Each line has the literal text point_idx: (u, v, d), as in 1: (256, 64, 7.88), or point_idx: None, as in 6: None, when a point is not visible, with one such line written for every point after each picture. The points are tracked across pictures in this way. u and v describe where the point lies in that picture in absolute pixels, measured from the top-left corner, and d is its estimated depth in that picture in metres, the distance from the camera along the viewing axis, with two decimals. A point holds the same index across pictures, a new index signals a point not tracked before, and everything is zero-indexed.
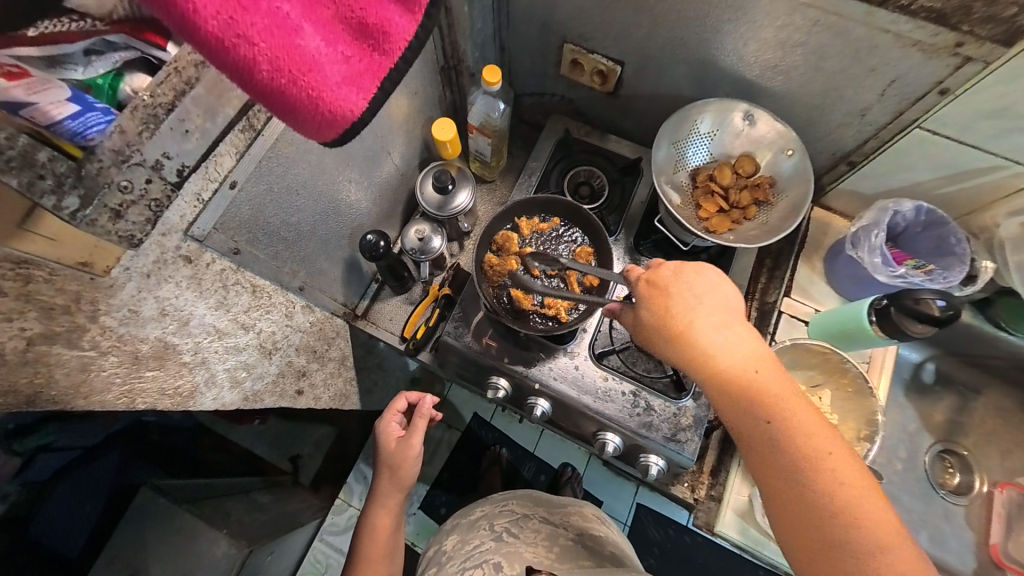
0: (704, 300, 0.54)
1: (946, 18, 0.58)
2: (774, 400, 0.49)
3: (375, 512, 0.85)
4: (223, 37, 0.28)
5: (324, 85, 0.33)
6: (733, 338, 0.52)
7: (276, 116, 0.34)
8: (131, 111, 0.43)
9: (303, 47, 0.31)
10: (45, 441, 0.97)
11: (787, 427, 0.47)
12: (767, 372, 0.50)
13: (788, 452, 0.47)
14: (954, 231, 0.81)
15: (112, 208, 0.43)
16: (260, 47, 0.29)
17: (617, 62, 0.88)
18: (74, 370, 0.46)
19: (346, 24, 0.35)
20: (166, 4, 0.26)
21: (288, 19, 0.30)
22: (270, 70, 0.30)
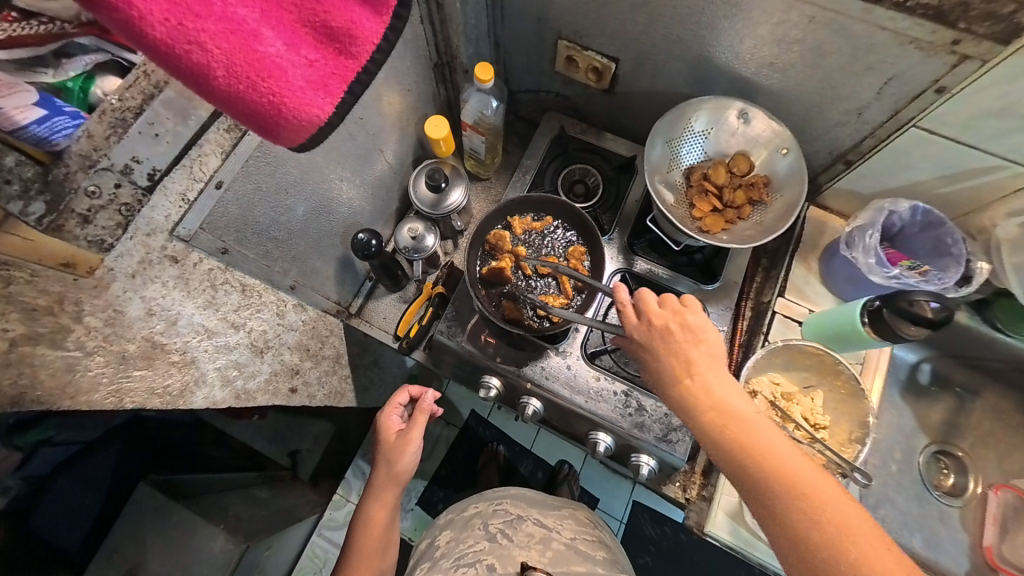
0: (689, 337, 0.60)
1: (944, 15, 0.57)
2: (751, 428, 0.53)
3: (371, 505, 0.85)
4: (174, 43, 0.29)
5: (286, 89, 0.33)
6: (715, 372, 0.57)
7: (239, 121, 0.35)
8: (100, 116, 0.47)
9: (262, 51, 0.32)
10: (45, 436, 0.97)
11: (767, 453, 0.51)
12: (738, 402, 0.55)
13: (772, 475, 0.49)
14: (951, 232, 0.80)
15: (79, 213, 0.46)
16: (214, 52, 0.30)
17: (612, 59, 0.87)
18: (59, 370, 0.47)
19: (311, 27, 0.35)
20: (111, 10, 0.27)
21: (245, 24, 0.31)
22: (226, 76, 0.31)
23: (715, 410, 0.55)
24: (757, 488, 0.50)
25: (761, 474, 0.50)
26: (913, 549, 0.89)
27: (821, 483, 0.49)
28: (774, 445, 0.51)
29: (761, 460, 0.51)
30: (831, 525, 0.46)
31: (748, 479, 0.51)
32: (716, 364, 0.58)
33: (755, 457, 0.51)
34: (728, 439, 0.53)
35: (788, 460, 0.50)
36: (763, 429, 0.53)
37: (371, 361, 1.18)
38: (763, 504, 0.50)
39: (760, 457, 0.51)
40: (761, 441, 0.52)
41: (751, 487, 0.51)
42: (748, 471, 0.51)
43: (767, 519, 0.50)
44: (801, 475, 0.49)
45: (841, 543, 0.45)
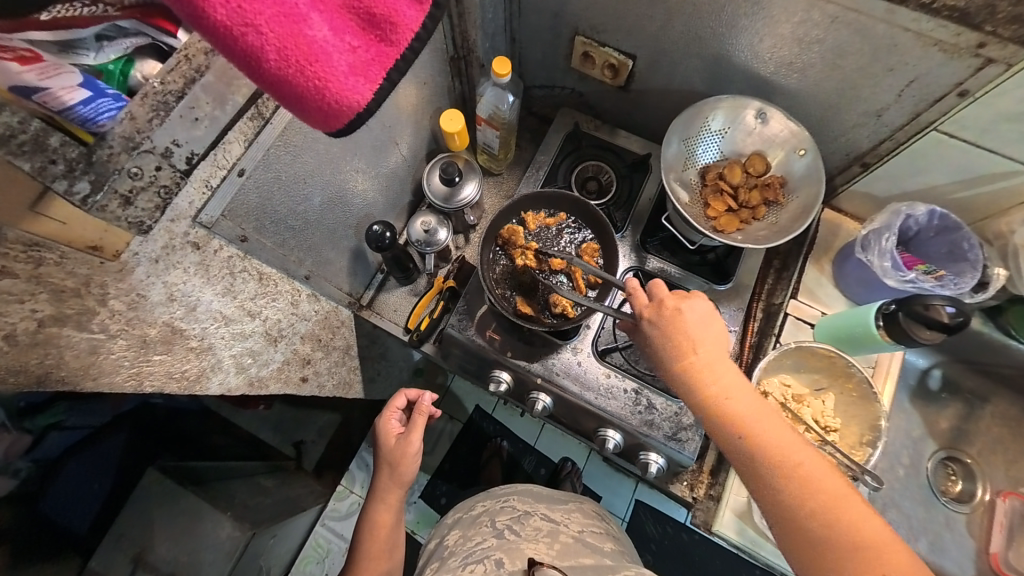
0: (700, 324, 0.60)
1: (970, 18, 0.57)
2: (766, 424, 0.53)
3: (375, 508, 0.85)
4: (231, 25, 0.29)
5: (331, 75, 0.34)
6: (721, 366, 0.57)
7: (283, 106, 0.35)
8: (141, 98, 0.44)
9: (311, 36, 0.32)
10: (55, 420, 1.01)
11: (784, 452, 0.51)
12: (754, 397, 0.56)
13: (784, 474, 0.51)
14: (968, 237, 0.79)
15: (122, 194, 0.44)
16: (267, 36, 0.30)
17: (629, 56, 0.87)
18: (83, 352, 0.47)
19: (354, 13, 0.35)
20: None
21: (295, 8, 0.31)
22: (277, 59, 0.31)
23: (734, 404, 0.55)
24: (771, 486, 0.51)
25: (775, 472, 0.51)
26: (918, 554, 0.89)
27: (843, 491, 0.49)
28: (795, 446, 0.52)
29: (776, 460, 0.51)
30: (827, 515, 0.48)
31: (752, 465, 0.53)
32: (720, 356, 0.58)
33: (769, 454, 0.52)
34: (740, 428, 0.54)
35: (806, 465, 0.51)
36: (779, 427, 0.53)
37: (379, 353, 1.18)
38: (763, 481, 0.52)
39: (777, 459, 0.51)
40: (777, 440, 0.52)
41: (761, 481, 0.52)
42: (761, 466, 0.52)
43: (778, 518, 0.51)
44: (823, 482, 0.50)
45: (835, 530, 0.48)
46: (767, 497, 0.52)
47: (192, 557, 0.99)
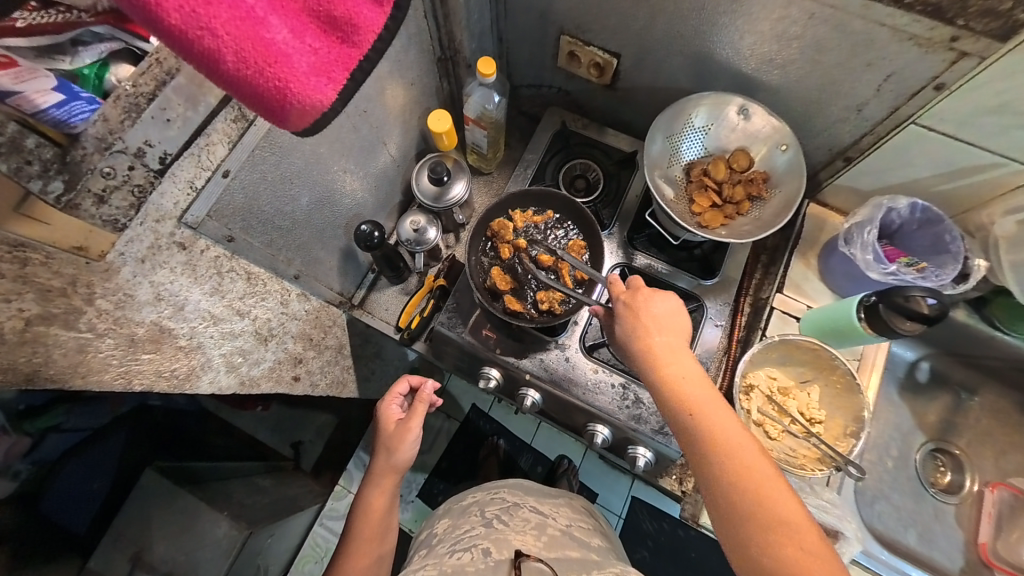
0: (666, 326, 0.61)
1: (942, 12, 0.57)
2: (723, 430, 0.53)
3: (370, 492, 0.86)
4: (187, 29, 0.30)
5: (291, 76, 0.35)
6: (679, 356, 0.59)
7: (245, 105, 0.36)
8: (114, 101, 0.47)
9: (270, 39, 0.33)
10: (53, 423, 0.99)
11: (741, 464, 0.51)
12: (708, 389, 0.56)
13: (734, 480, 0.51)
14: (950, 230, 0.80)
15: (95, 192, 0.46)
16: (224, 39, 0.31)
17: (614, 55, 0.88)
18: (71, 350, 0.48)
19: (314, 16, 0.36)
20: None
21: (253, 12, 0.32)
22: (235, 61, 0.32)
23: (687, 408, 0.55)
24: (719, 489, 0.51)
25: (713, 455, 0.52)
26: (907, 545, 0.90)
27: (789, 499, 0.50)
28: (748, 454, 0.52)
29: (728, 465, 0.51)
30: (760, 503, 0.49)
31: (696, 452, 0.54)
32: (681, 349, 0.59)
33: (722, 460, 0.52)
34: (692, 417, 0.54)
35: (755, 471, 0.51)
36: (735, 432, 0.53)
37: (374, 352, 1.19)
38: (704, 466, 0.53)
39: (722, 447, 0.52)
40: (733, 443, 0.52)
41: (711, 488, 0.52)
42: (710, 471, 0.52)
43: (714, 500, 0.52)
44: (760, 476, 0.50)
45: (769, 517, 0.49)
46: (718, 512, 0.52)
47: (189, 556, 1.00)
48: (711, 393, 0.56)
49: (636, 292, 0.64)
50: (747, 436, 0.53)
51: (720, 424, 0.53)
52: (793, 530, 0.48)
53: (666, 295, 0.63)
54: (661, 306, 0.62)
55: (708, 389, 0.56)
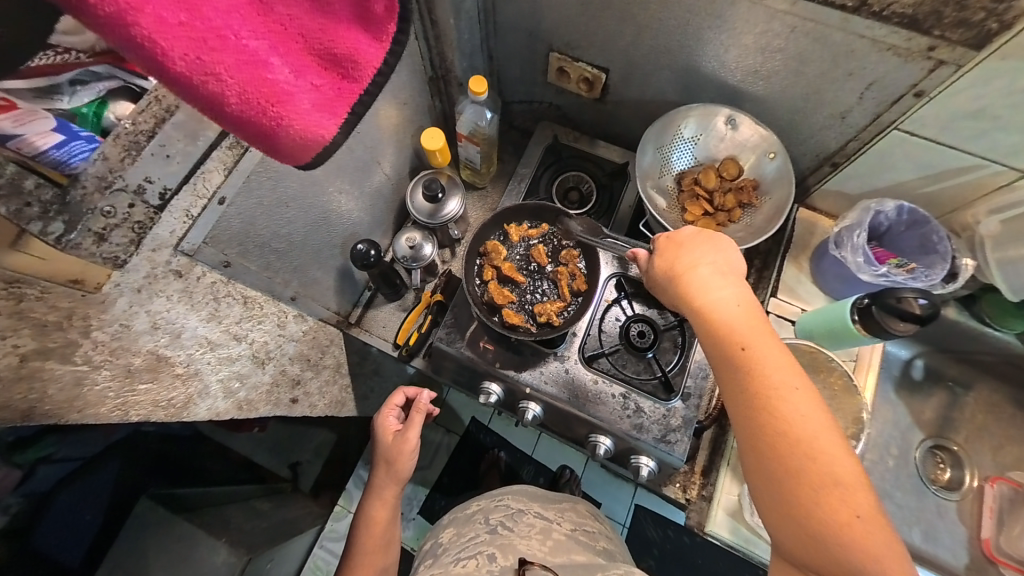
0: (716, 263, 0.57)
1: (919, 23, 0.59)
2: (777, 376, 0.49)
3: (372, 503, 0.86)
4: (193, 75, 0.29)
5: (294, 113, 0.35)
6: (723, 294, 0.54)
7: (246, 141, 0.36)
8: (114, 139, 0.48)
9: (272, 79, 0.33)
10: (44, 453, 0.93)
11: (788, 404, 0.48)
12: (762, 330, 0.52)
13: (786, 432, 0.47)
14: (937, 230, 0.81)
15: (96, 232, 0.46)
16: (228, 82, 0.31)
17: (602, 69, 0.89)
18: (68, 384, 0.47)
19: (315, 54, 0.37)
20: (134, 46, 0.27)
21: (255, 55, 0.32)
22: (239, 103, 0.32)
23: (732, 342, 0.51)
24: (764, 439, 0.48)
25: (756, 394, 0.49)
26: (912, 544, 0.90)
27: (845, 458, 0.46)
28: (800, 398, 0.48)
29: (780, 414, 0.47)
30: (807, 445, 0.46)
31: (737, 387, 0.50)
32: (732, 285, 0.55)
33: (773, 409, 0.48)
34: (738, 353, 0.50)
35: (802, 416, 0.47)
36: (791, 381, 0.49)
37: (371, 369, 1.19)
38: (745, 404, 0.49)
39: (768, 387, 0.48)
40: (789, 392, 0.48)
41: (752, 427, 0.49)
42: (751, 409, 0.49)
43: (752, 440, 0.49)
44: (812, 425, 0.47)
45: (813, 460, 0.46)
46: (757, 453, 0.48)
47: None
48: (765, 335, 0.51)
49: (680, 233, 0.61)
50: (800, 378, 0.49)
51: (772, 363, 0.49)
52: (846, 488, 0.45)
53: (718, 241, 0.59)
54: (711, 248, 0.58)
55: (762, 328, 0.52)
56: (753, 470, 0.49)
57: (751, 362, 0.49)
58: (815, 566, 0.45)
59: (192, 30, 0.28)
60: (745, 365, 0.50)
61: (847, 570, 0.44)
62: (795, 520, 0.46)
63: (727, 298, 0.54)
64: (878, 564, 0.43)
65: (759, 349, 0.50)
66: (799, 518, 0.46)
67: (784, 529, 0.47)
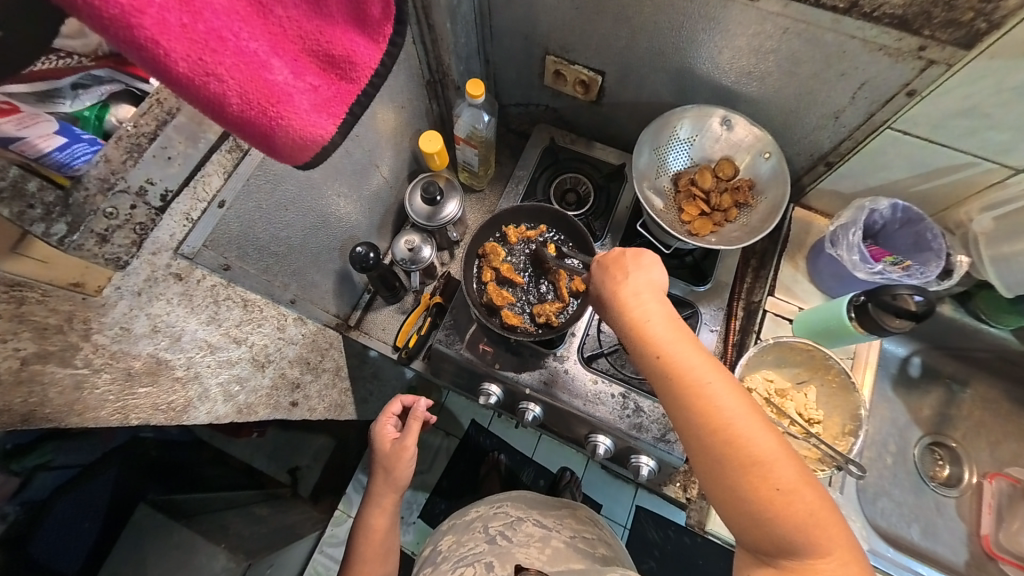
0: (638, 272, 0.58)
1: (909, 24, 0.60)
2: (696, 372, 0.50)
3: (370, 513, 0.85)
4: (194, 76, 0.30)
5: (293, 113, 0.35)
6: (646, 304, 0.56)
7: (247, 142, 0.36)
8: (116, 142, 0.47)
9: (272, 80, 0.34)
10: (44, 459, 0.97)
11: (712, 403, 0.49)
12: (681, 335, 0.53)
13: (708, 427, 0.48)
14: (931, 227, 0.82)
15: (98, 232, 0.46)
16: (229, 83, 0.31)
17: (598, 72, 0.90)
18: (67, 388, 0.47)
19: (314, 56, 0.38)
20: (136, 47, 0.27)
21: (255, 56, 0.33)
22: (240, 103, 0.32)
23: (655, 353, 0.52)
24: (693, 437, 0.50)
25: (685, 400, 0.50)
26: (911, 541, 0.91)
27: (771, 441, 0.47)
28: (725, 397, 0.49)
29: (702, 409, 0.49)
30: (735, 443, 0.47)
31: (668, 397, 0.51)
32: (653, 294, 0.56)
33: (695, 408, 0.49)
34: (662, 362, 0.52)
35: (728, 415, 0.48)
36: (710, 376, 0.50)
37: (370, 372, 1.18)
38: (678, 412, 0.51)
39: (693, 392, 0.50)
40: (707, 387, 0.50)
41: (686, 433, 0.50)
42: (682, 416, 0.50)
43: (690, 444, 0.50)
44: (737, 422, 0.48)
45: (743, 456, 0.47)
46: (695, 455, 0.50)
47: None
48: (686, 339, 0.53)
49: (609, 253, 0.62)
50: (722, 375, 0.51)
51: (694, 368, 0.51)
52: (772, 474, 0.46)
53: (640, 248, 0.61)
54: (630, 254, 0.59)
55: (683, 334, 0.53)
56: (699, 472, 0.50)
57: (670, 368, 0.51)
58: (760, 547, 0.47)
59: (193, 32, 0.29)
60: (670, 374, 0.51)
61: (788, 548, 0.46)
62: (733, 509, 0.48)
63: (652, 307, 0.55)
64: (816, 543, 0.45)
65: (681, 355, 0.51)
66: (742, 513, 0.47)
67: (728, 517, 0.49)
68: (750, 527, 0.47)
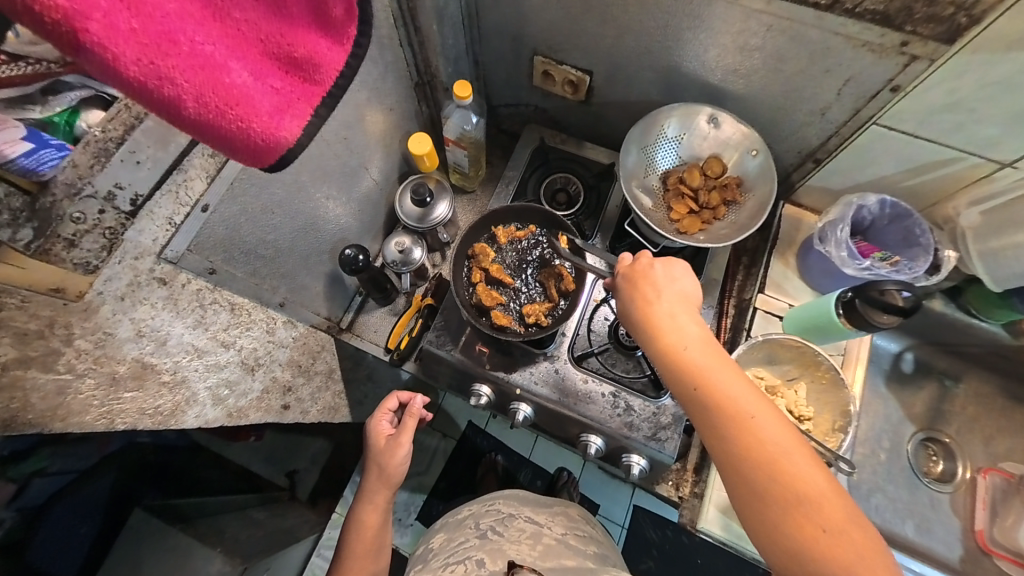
0: (670, 293, 0.58)
1: (891, 19, 0.61)
2: (735, 399, 0.50)
3: (363, 509, 0.85)
4: (146, 80, 0.30)
5: (254, 115, 0.36)
6: (681, 327, 0.56)
7: (208, 145, 0.36)
8: (83, 146, 0.47)
9: (230, 82, 0.34)
10: (38, 467, 0.92)
11: (752, 432, 0.49)
12: (719, 359, 0.53)
13: (749, 454, 0.48)
14: (919, 223, 0.82)
15: (66, 238, 0.46)
16: (184, 86, 0.31)
17: (586, 72, 0.90)
18: (50, 393, 0.48)
19: (275, 59, 0.38)
20: (83, 53, 0.27)
21: (211, 59, 0.33)
22: (196, 106, 0.32)
23: (692, 378, 0.52)
24: (731, 463, 0.49)
25: (724, 428, 0.50)
26: (906, 537, 0.90)
27: (817, 474, 0.47)
28: (766, 425, 0.49)
29: (743, 436, 0.49)
30: (778, 473, 0.47)
31: (705, 424, 0.51)
32: (688, 317, 0.56)
33: (734, 432, 0.49)
34: (700, 387, 0.52)
35: (769, 443, 0.48)
36: (750, 402, 0.50)
37: (365, 375, 1.18)
38: (716, 439, 0.50)
39: (732, 418, 0.50)
40: (747, 414, 0.50)
41: (725, 462, 0.50)
42: (722, 445, 0.50)
43: (728, 474, 0.50)
44: (779, 451, 0.48)
45: (785, 486, 0.47)
46: (734, 485, 0.49)
47: None
48: (724, 364, 0.53)
49: (636, 263, 0.62)
50: (763, 403, 0.50)
51: (733, 393, 0.51)
52: (817, 506, 0.46)
53: (671, 267, 0.61)
54: (664, 272, 0.60)
55: (721, 357, 0.53)
56: (738, 504, 0.50)
57: (708, 393, 0.51)
58: None
59: (143, 36, 0.29)
60: (708, 400, 0.51)
61: None
62: (772, 540, 0.47)
63: (687, 329, 0.55)
64: None
65: (719, 380, 0.52)
66: (785, 548, 0.46)
67: (763, 547, 0.48)
68: (786, 559, 0.46)
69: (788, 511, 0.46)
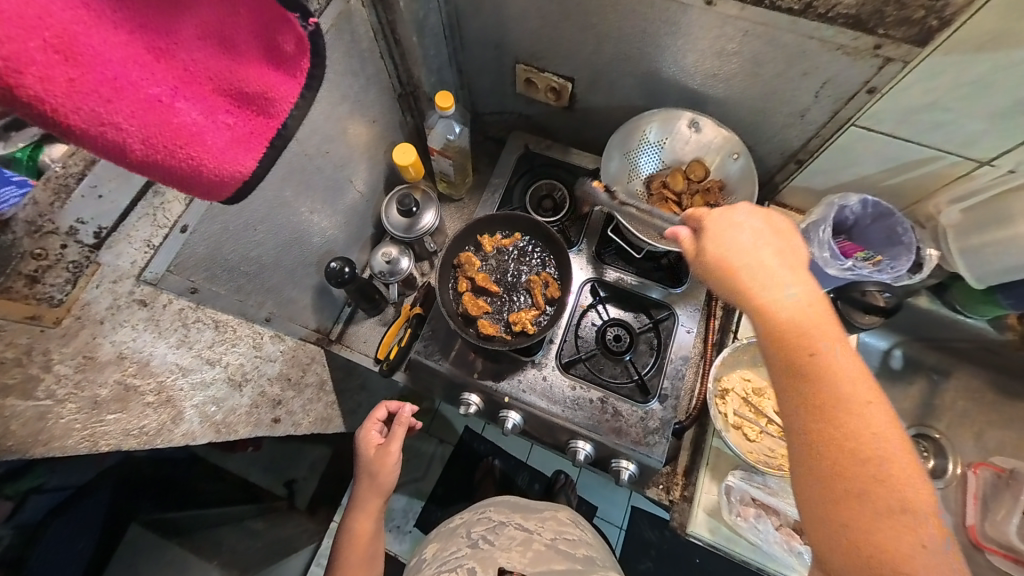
0: (765, 250, 0.52)
1: (863, 23, 0.61)
2: (848, 375, 0.44)
3: (355, 518, 0.85)
4: (88, 128, 0.31)
5: (204, 153, 0.37)
6: (784, 288, 0.49)
7: (159, 181, 0.37)
8: (44, 182, 0.47)
9: (179, 123, 0.35)
10: (37, 483, 0.90)
11: (862, 412, 0.43)
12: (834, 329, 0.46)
13: (845, 435, 0.43)
14: (901, 221, 0.82)
15: (27, 273, 0.47)
16: (129, 130, 0.32)
17: (568, 79, 0.91)
18: (30, 419, 0.48)
19: (227, 94, 0.38)
20: (23, 106, 0.28)
21: (159, 101, 0.34)
22: (143, 148, 0.34)
23: (803, 340, 0.46)
24: (815, 436, 0.44)
25: (822, 401, 0.44)
26: None
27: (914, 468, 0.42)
28: (876, 408, 0.43)
29: (846, 415, 0.43)
30: (877, 461, 0.42)
31: (803, 389, 0.45)
32: (797, 277, 0.49)
33: (840, 408, 0.43)
34: (810, 351, 0.45)
35: (876, 429, 0.43)
36: (861, 380, 0.45)
37: (359, 384, 1.18)
38: (811, 410, 0.44)
39: (838, 394, 0.44)
40: (859, 394, 0.44)
41: (815, 436, 0.44)
42: (817, 419, 0.44)
43: (811, 450, 0.44)
44: (885, 439, 0.42)
45: (883, 476, 0.41)
46: (818, 462, 0.44)
47: None
48: (837, 335, 0.46)
49: (723, 210, 0.55)
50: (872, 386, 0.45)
51: (847, 366, 0.45)
52: (911, 504, 0.41)
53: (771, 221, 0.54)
54: (754, 230, 0.53)
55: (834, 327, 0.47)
56: (814, 485, 0.44)
57: (821, 361, 0.45)
58: None
59: (82, 85, 0.29)
60: (817, 368, 0.45)
61: None
62: (850, 530, 0.41)
63: (792, 291, 0.49)
64: None
65: (832, 350, 0.45)
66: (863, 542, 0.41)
67: (831, 537, 0.43)
68: (852, 551, 0.41)
69: (881, 504, 0.41)
